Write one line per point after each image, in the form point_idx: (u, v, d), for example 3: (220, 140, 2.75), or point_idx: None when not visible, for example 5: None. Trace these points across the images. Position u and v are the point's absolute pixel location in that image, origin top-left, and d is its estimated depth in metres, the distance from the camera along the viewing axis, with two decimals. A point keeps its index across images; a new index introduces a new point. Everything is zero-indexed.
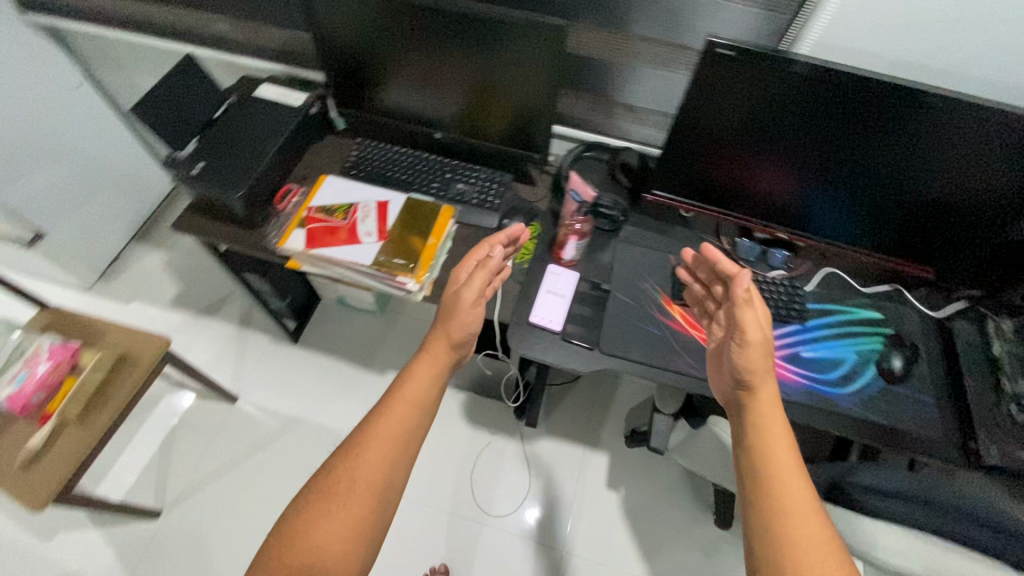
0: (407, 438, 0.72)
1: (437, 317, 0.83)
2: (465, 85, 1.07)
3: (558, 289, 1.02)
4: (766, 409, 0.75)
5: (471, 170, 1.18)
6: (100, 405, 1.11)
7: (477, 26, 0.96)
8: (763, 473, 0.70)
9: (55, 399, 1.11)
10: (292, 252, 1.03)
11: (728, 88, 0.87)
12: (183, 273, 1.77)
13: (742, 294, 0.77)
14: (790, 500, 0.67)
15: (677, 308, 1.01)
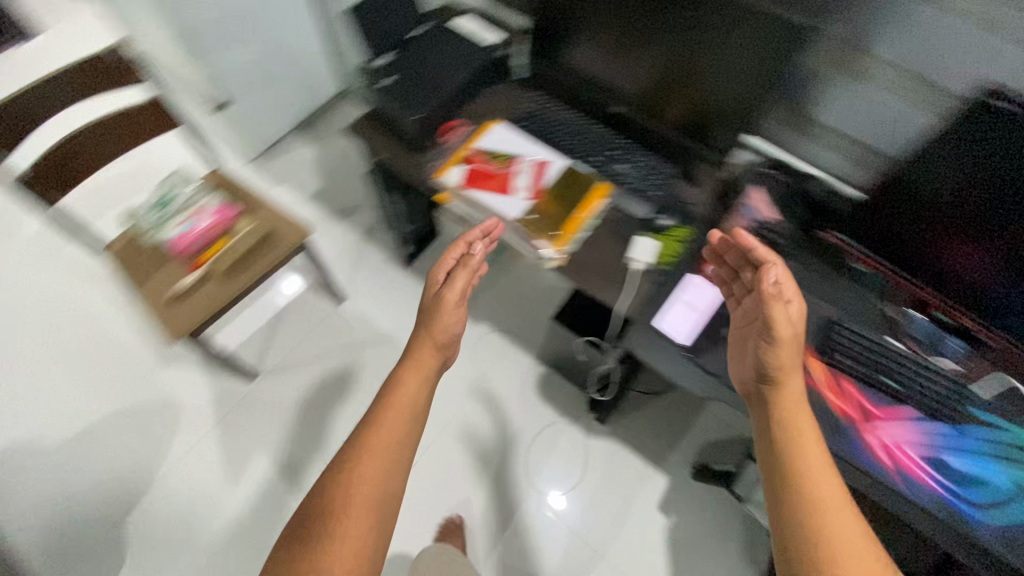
0: (402, 445, 0.73)
1: (420, 321, 0.87)
2: (668, 66, 1.00)
3: (695, 303, 0.95)
4: (791, 404, 0.71)
5: (637, 154, 1.13)
6: (241, 270, 1.22)
7: (711, 7, 0.89)
8: (804, 512, 0.62)
9: (207, 251, 1.23)
10: (446, 186, 1.05)
11: (986, 149, 0.74)
12: (328, 173, 1.89)
13: (770, 289, 0.72)
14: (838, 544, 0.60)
15: (818, 365, 0.94)
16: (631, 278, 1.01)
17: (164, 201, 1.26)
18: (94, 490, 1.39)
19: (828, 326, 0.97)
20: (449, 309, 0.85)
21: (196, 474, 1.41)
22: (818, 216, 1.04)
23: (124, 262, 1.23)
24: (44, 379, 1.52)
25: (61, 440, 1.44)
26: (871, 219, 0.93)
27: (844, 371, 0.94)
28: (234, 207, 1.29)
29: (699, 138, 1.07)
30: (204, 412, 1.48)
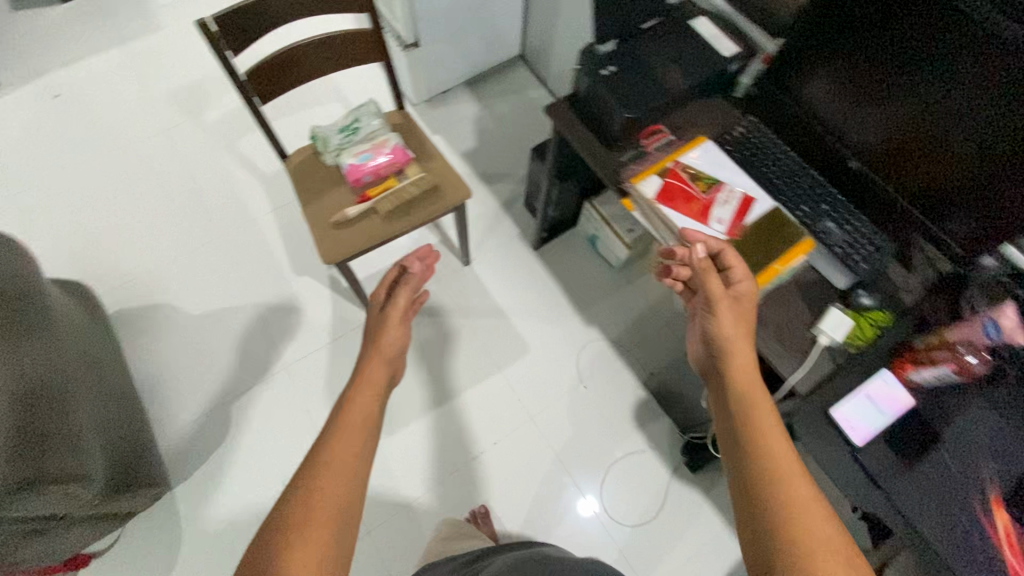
0: (363, 453, 0.66)
1: (365, 345, 0.84)
2: (928, 130, 0.85)
3: (882, 405, 0.85)
4: (740, 373, 0.75)
5: (852, 216, 0.98)
6: (400, 215, 1.25)
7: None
8: (761, 473, 0.64)
9: (375, 187, 1.26)
10: (640, 195, 0.97)
11: None
12: (484, 135, 1.89)
13: (701, 263, 0.83)
14: (799, 504, 0.60)
15: (1005, 518, 0.79)
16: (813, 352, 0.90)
17: (350, 128, 1.29)
18: (213, 369, 1.51)
19: None
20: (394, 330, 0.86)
21: (300, 384, 1.50)
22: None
23: (301, 176, 1.29)
24: (195, 255, 1.65)
25: (197, 314, 1.57)
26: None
27: None
28: (409, 152, 1.30)
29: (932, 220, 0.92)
30: (319, 329, 1.56)
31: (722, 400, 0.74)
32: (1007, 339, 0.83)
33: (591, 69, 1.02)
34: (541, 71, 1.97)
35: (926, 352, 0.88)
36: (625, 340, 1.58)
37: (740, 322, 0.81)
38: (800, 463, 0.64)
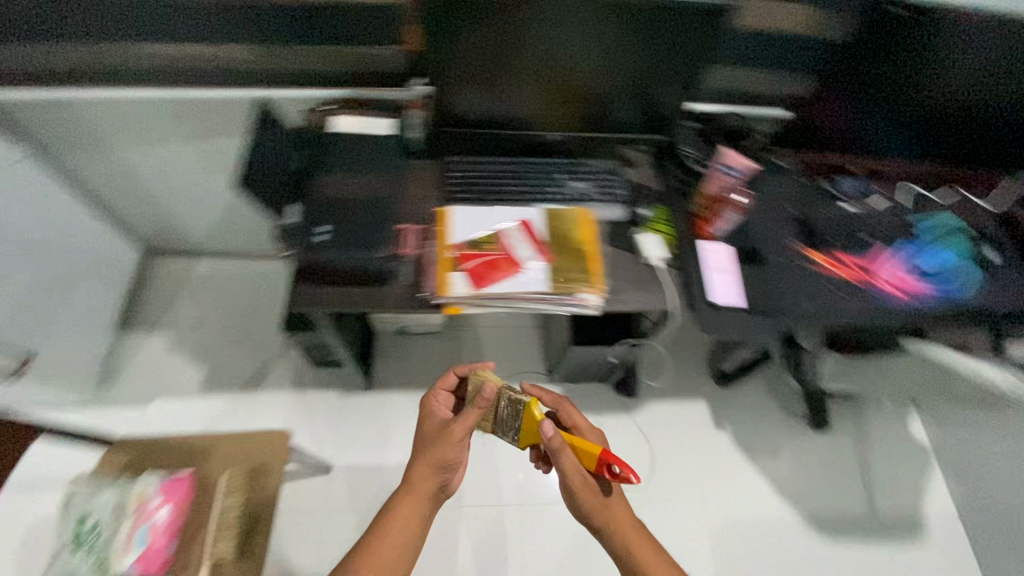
0: (424, 505, 1.07)
1: (429, 442, 1.11)
2: (545, 77, 1.05)
3: (723, 265, 1.02)
4: (611, 508, 1.07)
5: (582, 166, 1.12)
6: (506, 429, 1.17)
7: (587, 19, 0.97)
8: (597, 520, 1.06)
9: (583, 450, 1.04)
10: (455, 300, 0.91)
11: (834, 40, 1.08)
12: (202, 351, 1.52)
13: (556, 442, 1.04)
14: (622, 525, 1.05)
15: (818, 255, 1.07)
16: (660, 275, 1.02)
17: (89, 525, 0.93)
18: None
19: (805, 219, 1.11)
20: (461, 438, 1.08)
21: None
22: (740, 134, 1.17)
23: None
24: None
25: None
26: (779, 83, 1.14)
27: (835, 249, 1.09)
28: (183, 472, 0.97)
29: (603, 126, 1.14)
30: None
31: (605, 513, 1.06)
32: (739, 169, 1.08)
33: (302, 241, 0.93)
34: (183, 247, 1.62)
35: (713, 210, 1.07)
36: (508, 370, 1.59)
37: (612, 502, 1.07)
38: (623, 512, 1.07)
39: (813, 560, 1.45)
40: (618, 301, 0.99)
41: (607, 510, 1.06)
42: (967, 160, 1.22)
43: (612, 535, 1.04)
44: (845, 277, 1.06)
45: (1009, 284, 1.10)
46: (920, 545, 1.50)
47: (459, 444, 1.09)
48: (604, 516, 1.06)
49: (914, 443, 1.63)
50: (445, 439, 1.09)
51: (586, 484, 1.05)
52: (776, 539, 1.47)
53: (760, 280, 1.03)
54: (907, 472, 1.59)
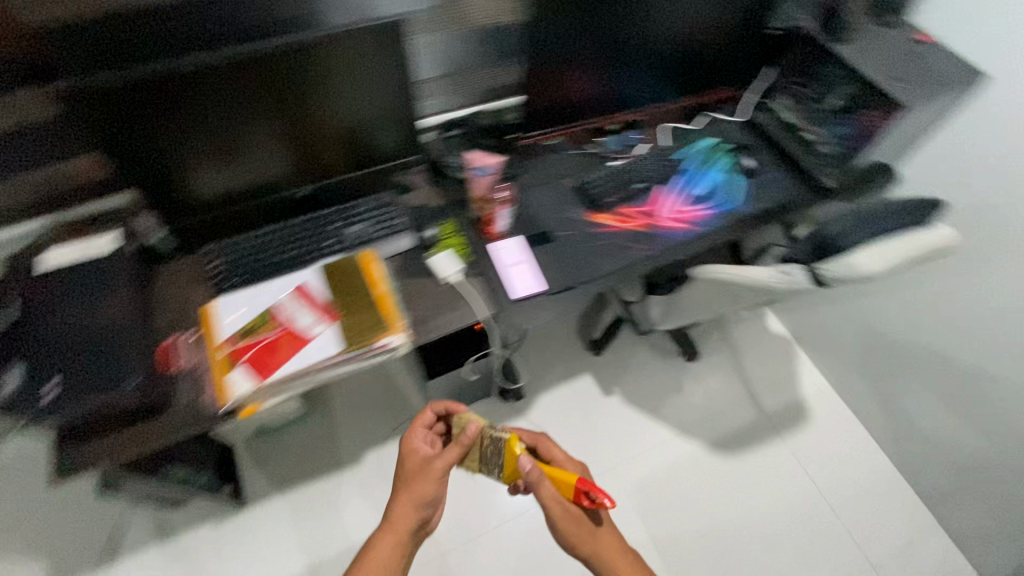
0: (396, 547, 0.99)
1: (405, 482, 1.04)
2: (284, 134, 0.97)
3: (517, 258, 1.04)
4: (601, 537, 1.03)
5: (354, 208, 1.08)
6: (489, 469, 1.06)
7: (297, 64, 0.89)
8: (584, 553, 1.02)
9: (560, 480, 0.99)
10: (242, 400, 0.84)
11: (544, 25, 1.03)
12: (33, 547, 1.29)
13: (533, 475, 0.98)
14: (609, 553, 1.02)
15: (602, 216, 1.15)
16: (462, 291, 1.01)
17: None
18: None
19: (580, 188, 1.18)
20: (440, 475, 1.02)
21: None
22: (508, 123, 1.19)
23: None
24: None
25: None
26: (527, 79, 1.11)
27: (619, 205, 1.17)
28: None
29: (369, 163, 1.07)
30: None
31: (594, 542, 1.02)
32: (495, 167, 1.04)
33: (33, 409, 0.78)
34: None
35: (486, 214, 1.06)
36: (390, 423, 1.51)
37: (602, 533, 1.03)
38: (610, 539, 1.04)
39: (726, 477, 1.55)
40: (429, 328, 0.97)
41: (593, 540, 1.02)
42: (713, 82, 1.30)
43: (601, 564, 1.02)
44: (633, 229, 1.14)
45: (767, 185, 1.22)
46: (808, 426, 1.64)
47: (438, 483, 1.03)
48: (589, 544, 1.02)
49: (777, 338, 1.79)
50: (424, 476, 1.03)
51: (570, 519, 0.99)
52: (689, 473, 1.56)
53: (559, 258, 1.07)
54: (777, 365, 1.74)
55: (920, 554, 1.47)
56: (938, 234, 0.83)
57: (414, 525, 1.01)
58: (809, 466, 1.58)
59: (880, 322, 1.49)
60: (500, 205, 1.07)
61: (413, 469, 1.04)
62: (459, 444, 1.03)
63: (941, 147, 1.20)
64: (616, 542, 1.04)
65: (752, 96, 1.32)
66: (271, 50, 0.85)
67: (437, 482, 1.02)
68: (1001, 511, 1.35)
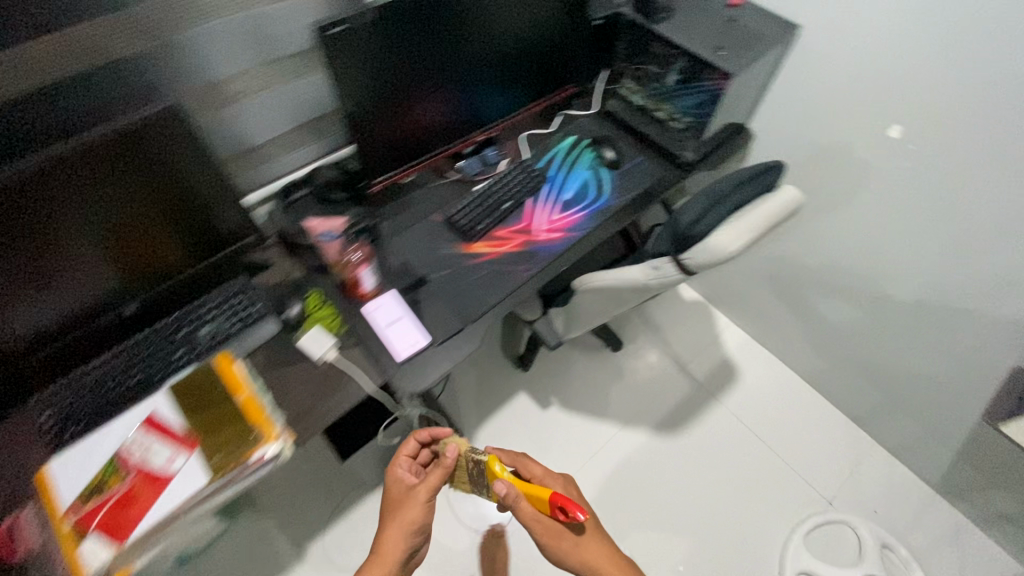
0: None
1: (390, 511, 1.00)
2: (96, 246, 0.82)
3: (393, 316, 0.96)
4: (588, 545, 0.98)
5: (203, 306, 0.97)
6: (478, 489, 1.03)
7: (82, 169, 0.75)
8: (572, 563, 0.97)
9: (537, 495, 0.92)
10: (106, 570, 0.74)
11: (353, 67, 0.93)
12: None
13: (507, 497, 0.92)
14: (597, 561, 0.96)
15: (477, 246, 1.09)
16: (342, 368, 0.92)
17: None
18: None
19: (448, 221, 1.11)
20: (424, 499, 0.99)
21: None
22: (353, 172, 1.09)
23: None
24: None
25: None
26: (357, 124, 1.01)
27: (493, 229, 1.12)
28: None
29: (211, 249, 0.95)
30: None
31: (581, 552, 0.97)
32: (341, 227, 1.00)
33: None
34: None
35: (348, 277, 0.98)
36: (326, 507, 1.39)
37: (588, 543, 0.98)
38: (599, 547, 0.98)
39: (678, 457, 1.56)
40: (312, 419, 0.88)
41: (579, 549, 0.97)
42: (559, 80, 1.26)
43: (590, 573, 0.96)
44: (512, 251, 1.09)
45: (629, 174, 1.23)
46: (740, 383, 1.68)
47: (426, 508, 0.99)
48: (576, 555, 0.96)
49: (694, 304, 1.82)
50: (409, 503, 1.00)
51: (551, 531, 0.94)
52: (642, 462, 1.55)
53: (440, 302, 1.00)
54: (699, 332, 1.77)
55: (865, 474, 1.54)
56: (782, 198, 0.84)
57: (403, 554, 0.96)
58: (749, 420, 1.62)
59: (774, 270, 1.54)
60: (359, 263, 0.99)
61: (397, 498, 1.01)
62: (441, 467, 1.01)
63: (779, 100, 1.25)
64: (606, 549, 0.98)
65: (598, 85, 1.31)
66: (42, 165, 0.71)
67: (424, 507, 0.99)
68: (921, 417, 1.43)
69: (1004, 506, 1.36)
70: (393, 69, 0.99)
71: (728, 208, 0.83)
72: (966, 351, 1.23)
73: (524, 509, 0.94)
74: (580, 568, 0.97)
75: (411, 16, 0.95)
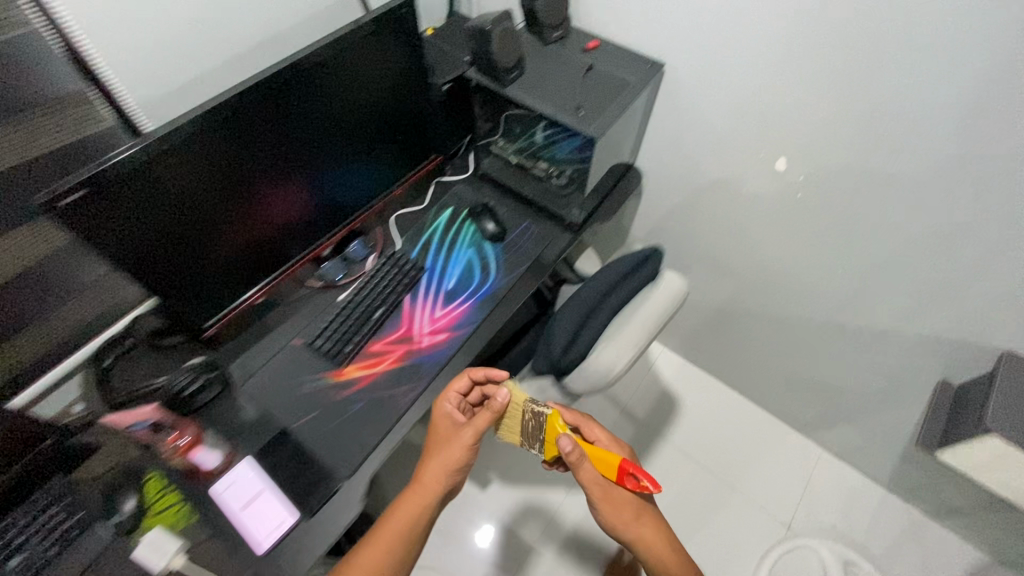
0: (411, 528, 0.81)
1: (432, 445, 0.86)
2: None
3: (251, 492, 0.80)
4: (645, 521, 0.85)
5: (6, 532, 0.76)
6: (528, 446, 0.85)
7: None
8: (624, 533, 0.85)
9: (603, 459, 0.79)
10: None
11: (150, 203, 0.75)
12: None
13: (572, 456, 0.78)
14: (651, 540, 0.84)
15: (350, 369, 0.93)
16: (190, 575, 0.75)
17: None
18: None
19: (312, 345, 0.95)
20: (468, 442, 0.83)
21: None
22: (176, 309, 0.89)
23: None
24: None
25: None
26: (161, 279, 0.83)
27: (367, 344, 0.96)
28: None
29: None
30: None
31: (637, 529, 0.84)
32: (155, 411, 0.85)
33: None
34: None
35: (180, 464, 0.82)
36: None
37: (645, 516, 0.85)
38: (658, 525, 0.86)
39: None
40: None
41: (637, 519, 0.84)
42: (420, 149, 1.11)
43: (644, 551, 0.84)
44: (390, 368, 0.94)
45: (517, 244, 1.11)
46: (683, 414, 1.61)
47: (471, 448, 0.84)
48: (630, 528, 0.84)
49: None
50: (451, 444, 0.84)
51: (610, 494, 0.82)
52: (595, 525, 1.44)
53: (314, 451, 0.85)
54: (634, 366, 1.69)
55: (819, 486, 1.50)
56: (662, 287, 0.75)
57: (439, 497, 0.83)
58: (697, 453, 1.55)
59: (695, 300, 1.46)
60: (189, 442, 0.83)
61: (441, 432, 0.85)
62: (485, 413, 0.83)
63: (661, 137, 1.15)
64: (663, 529, 0.86)
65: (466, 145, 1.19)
66: None
67: (466, 452, 0.83)
68: (864, 427, 1.38)
69: (954, 502, 1.34)
70: (187, 209, 0.80)
71: (601, 321, 0.74)
72: (890, 366, 1.18)
73: (581, 470, 0.80)
74: (634, 542, 0.84)
75: (215, 126, 0.77)
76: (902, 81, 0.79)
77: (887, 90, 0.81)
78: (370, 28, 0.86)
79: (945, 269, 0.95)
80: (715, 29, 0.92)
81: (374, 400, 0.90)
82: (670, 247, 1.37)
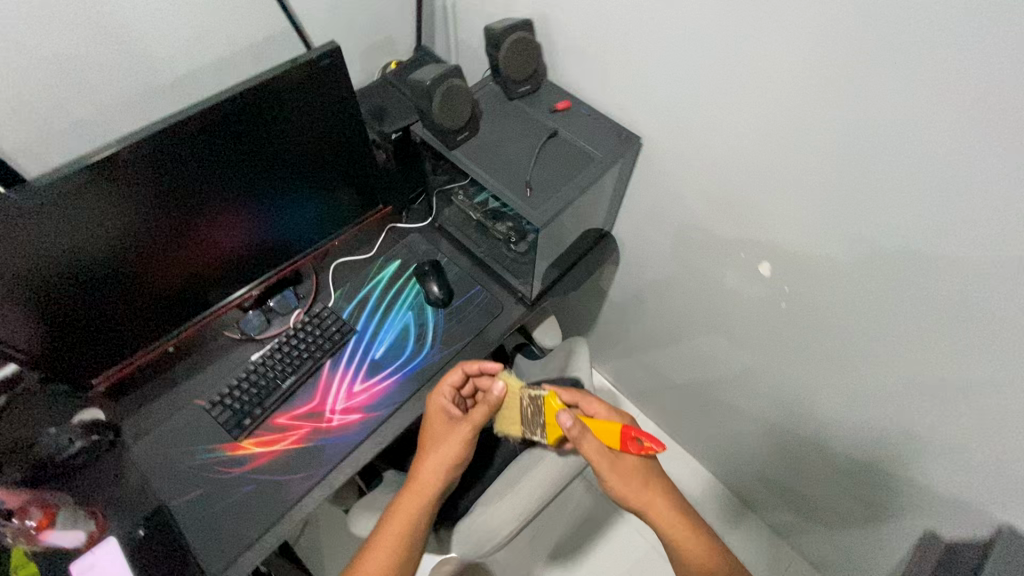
0: (412, 531, 0.75)
1: (427, 441, 0.82)
2: None
3: None
4: (666, 499, 0.75)
5: None
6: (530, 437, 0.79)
7: None
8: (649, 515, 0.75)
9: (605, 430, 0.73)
10: None
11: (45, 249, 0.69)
12: None
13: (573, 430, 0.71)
14: (680, 524, 0.74)
15: (247, 444, 0.85)
16: None
17: None
18: None
19: (210, 411, 0.86)
20: (465, 435, 0.79)
21: None
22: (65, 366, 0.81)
23: None
24: None
25: None
26: (36, 342, 0.76)
27: (272, 416, 0.87)
28: None
29: None
30: None
31: (660, 508, 0.74)
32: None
33: None
34: None
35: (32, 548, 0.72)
36: None
37: (666, 496, 0.75)
38: (683, 505, 0.76)
39: None
40: None
41: (657, 498, 0.75)
42: (370, 196, 1.00)
43: (677, 540, 0.73)
44: (290, 448, 0.85)
45: (462, 313, 0.99)
46: None
47: (469, 443, 0.80)
48: (653, 508, 0.74)
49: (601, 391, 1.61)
50: (448, 440, 0.80)
51: (621, 469, 0.73)
52: None
53: (189, 539, 0.78)
54: None
55: None
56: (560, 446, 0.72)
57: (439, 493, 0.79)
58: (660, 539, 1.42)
59: (674, 378, 1.32)
60: (37, 527, 0.71)
61: (438, 428, 0.82)
62: (482, 407, 0.80)
63: (641, 211, 1.01)
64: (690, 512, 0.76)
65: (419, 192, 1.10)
66: None
67: (464, 447, 0.79)
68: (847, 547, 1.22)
69: None
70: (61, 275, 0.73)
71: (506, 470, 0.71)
72: (870, 496, 1.02)
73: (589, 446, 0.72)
74: (661, 526, 0.74)
75: (121, 170, 0.70)
76: (905, 211, 0.64)
77: (888, 217, 0.66)
78: (303, 73, 0.77)
79: (951, 421, 0.78)
80: (695, 112, 0.77)
81: (265, 486, 0.82)
82: (647, 318, 1.23)
